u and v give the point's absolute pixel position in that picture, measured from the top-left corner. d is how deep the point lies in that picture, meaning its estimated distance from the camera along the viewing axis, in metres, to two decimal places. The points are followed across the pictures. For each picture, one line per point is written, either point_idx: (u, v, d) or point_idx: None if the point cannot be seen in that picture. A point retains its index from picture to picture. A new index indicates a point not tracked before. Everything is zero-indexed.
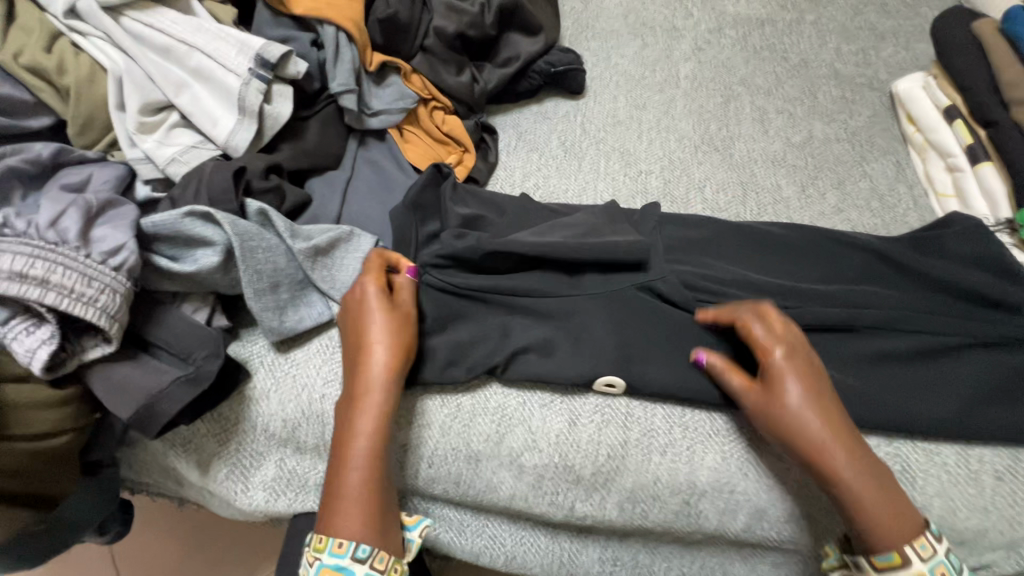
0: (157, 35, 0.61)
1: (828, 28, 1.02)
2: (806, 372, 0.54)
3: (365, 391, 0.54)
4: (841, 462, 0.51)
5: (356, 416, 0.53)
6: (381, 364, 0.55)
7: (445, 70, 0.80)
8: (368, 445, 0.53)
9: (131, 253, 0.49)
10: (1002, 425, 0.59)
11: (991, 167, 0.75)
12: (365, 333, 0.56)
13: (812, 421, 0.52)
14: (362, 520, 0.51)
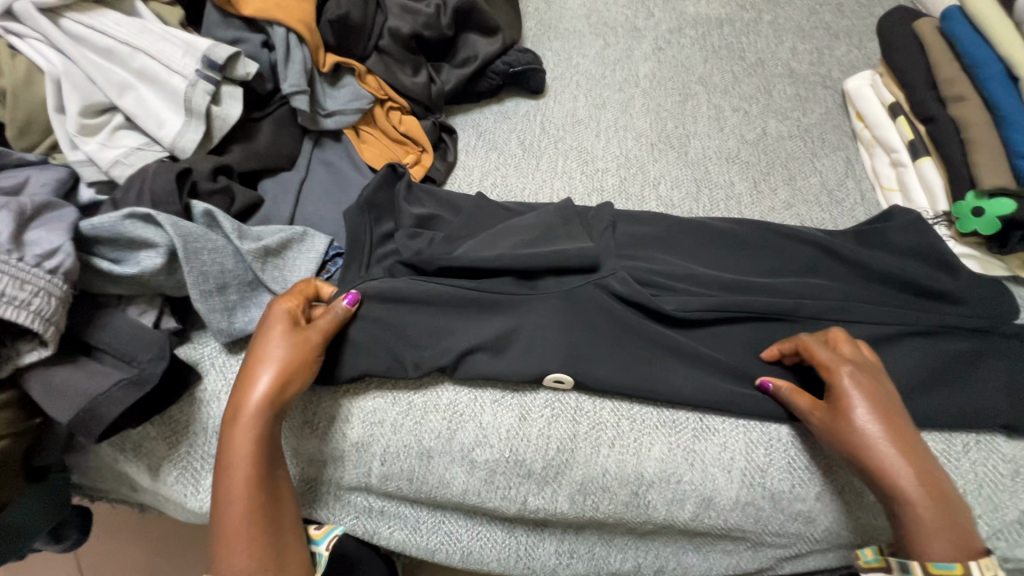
0: (98, 37, 0.60)
1: (784, 27, 1.04)
2: (876, 389, 0.54)
3: (243, 415, 0.52)
4: (908, 482, 0.50)
5: (234, 442, 0.51)
6: (263, 386, 0.52)
7: (401, 70, 0.80)
8: (248, 472, 0.51)
9: (67, 256, 0.49)
10: (939, 411, 0.61)
11: (930, 162, 0.77)
12: (253, 354, 0.54)
13: (883, 435, 0.52)
14: (248, 551, 0.49)
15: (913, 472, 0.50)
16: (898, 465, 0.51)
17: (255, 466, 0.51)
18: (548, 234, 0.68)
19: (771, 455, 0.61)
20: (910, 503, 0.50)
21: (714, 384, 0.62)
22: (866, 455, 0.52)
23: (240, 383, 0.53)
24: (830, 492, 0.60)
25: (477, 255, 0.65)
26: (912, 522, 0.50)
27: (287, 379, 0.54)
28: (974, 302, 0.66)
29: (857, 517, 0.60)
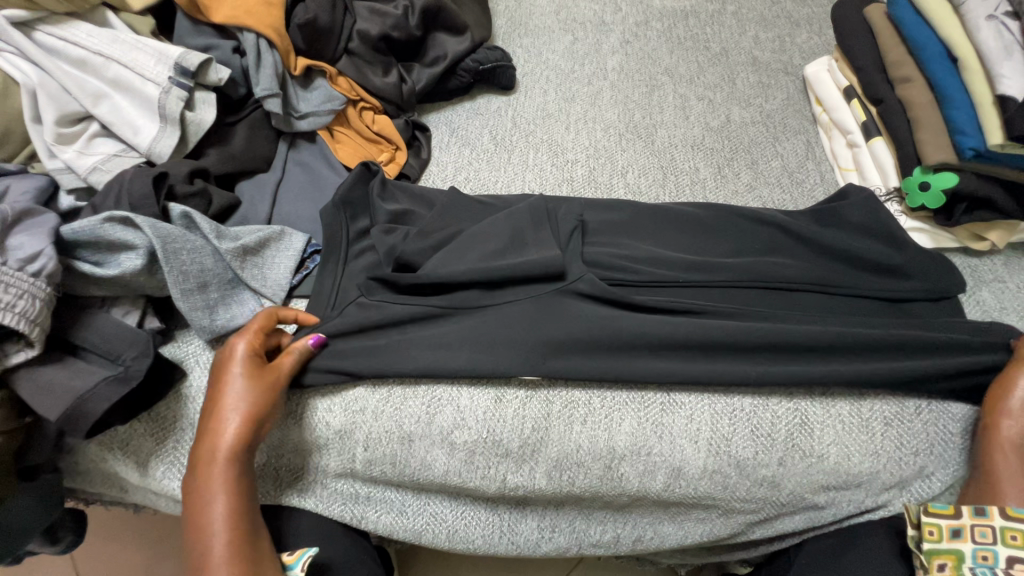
0: (71, 48, 0.62)
1: (747, 17, 1.07)
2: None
3: (213, 458, 0.55)
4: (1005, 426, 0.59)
5: (206, 484, 0.54)
6: (232, 428, 0.55)
7: (371, 71, 0.83)
8: (228, 508, 0.54)
9: (49, 259, 0.51)
10: (900, 376, 0.63)
11: (882, 141, 0.80)
12: (216, 397, 0.57)
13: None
14: None
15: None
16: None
17: (229, 506, 0.54)
18: (516, 241, 0.70)
19: (735, 424, 0.64)
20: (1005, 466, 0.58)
21: (680, 361, 0.65)
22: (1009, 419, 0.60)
23: (211, 426, 0.56)
24: (791, 456, 0.63)
25: (445, 270, 0.67)
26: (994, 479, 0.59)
27: (254, 419, 0.56)
28: (922, 276, 0.70)
29: (818, 479, 0.63)
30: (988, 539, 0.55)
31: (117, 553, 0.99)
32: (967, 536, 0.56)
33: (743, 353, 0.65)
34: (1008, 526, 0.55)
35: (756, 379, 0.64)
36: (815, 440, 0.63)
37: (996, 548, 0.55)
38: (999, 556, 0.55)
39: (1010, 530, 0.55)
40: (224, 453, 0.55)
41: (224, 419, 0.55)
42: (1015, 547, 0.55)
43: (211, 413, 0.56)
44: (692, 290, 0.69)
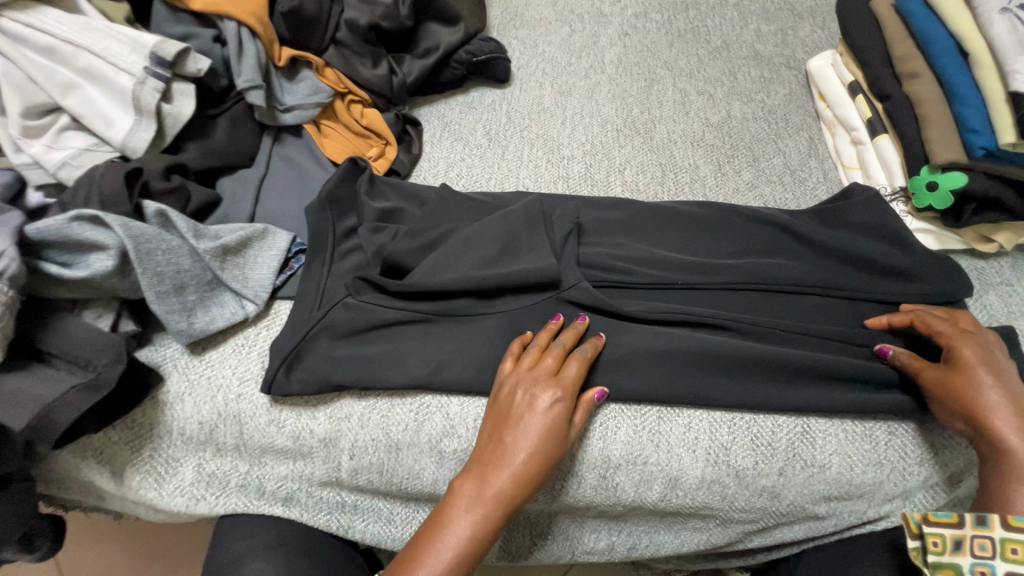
0: (38, 35, 0.59)
1: (749, 10, 1.04)
2: (984, 342, 0.58)
3: (504, 495, 0.52)
4: (1000, 434, 0.52)
5: (460, 519, 0.51)
6: (525, 441, 0.54)
7: (360, 62, 0.79)
8: (468, 529, 0.51)
9: (11, 260, 0.48)
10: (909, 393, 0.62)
11: (888, 138, 0.78)
12: (507, 433, 0.54)
13: (992, 385, 0.54)
14: None
15: (1012, 425, 0.52)
16: (1005, 411, 0.52)
17: (459, 555, 0.50)
18: (510, 247, 0.67)
19: (734, 433, 0.62)
20: (1015, 452, 0.51)
21: (678, 366, 0.63)
22: (970, 405, 0.54)
23: (510, 435, 0.54)
24: (792, 466, 0.61)
25: (436, 279, 0.64)
26: (1019, 471, 0.50)
27: (544, 465, 0.54)
28: (931, 281, 0.67)
29: (819, 490, 0.61)
30: (987, 552, 0.48)
31: (103, 555, 0.97)
32: (966, 550, 0.49)
33: (744, 363, 0.63)
34: (1009, 538, 0.48)
35: (755, 391, 0.62)
36: (817, 450, 0.61)
37: (995, 563, 0.48)
38: (997, 573, 0.48)
39: (1012, 542, 0.48)
40: (503, 496, 0.52)
41: (509, 434, 0.54)
42: (1016, 561, 0.47)
43: (511, 422, 0.55)
44: (689, 293, 0.67)
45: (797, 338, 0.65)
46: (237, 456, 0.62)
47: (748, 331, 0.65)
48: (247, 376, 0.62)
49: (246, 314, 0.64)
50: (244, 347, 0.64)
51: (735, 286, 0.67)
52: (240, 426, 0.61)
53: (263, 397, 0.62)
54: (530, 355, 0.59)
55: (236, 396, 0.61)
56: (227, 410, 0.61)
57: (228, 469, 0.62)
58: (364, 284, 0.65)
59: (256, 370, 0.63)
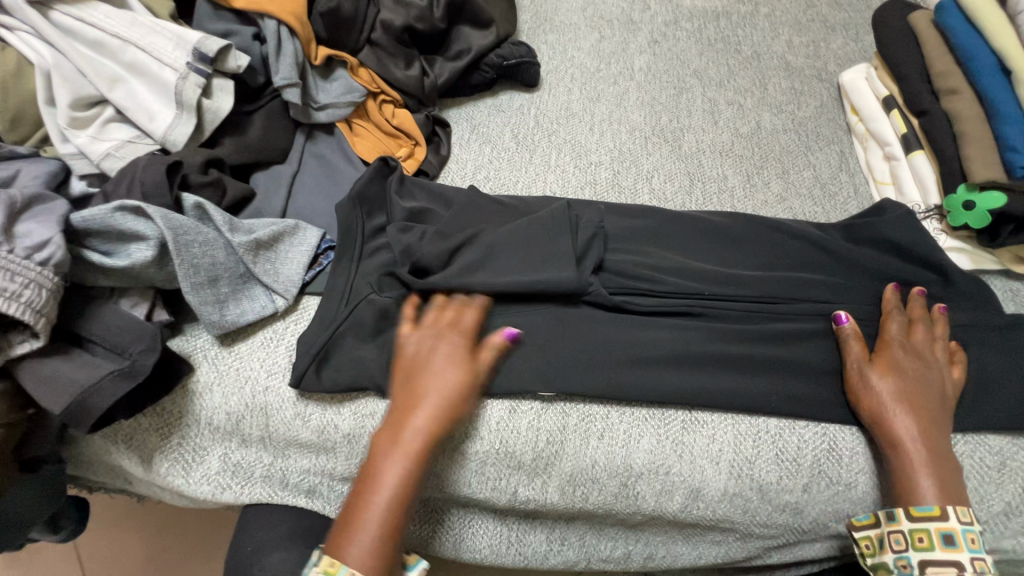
0: (87, 29, 0.60)
1: (781, 20, 1.03)
2: (919, 354, 0.60)
3: (399, 438, 0.53)
4: (909, 431, 0.56)
5: (390, 460, 0.52)
6: (432, 390, 0.55)
7: (393, 63, 0.80)
8: (407, 470, 0.52)
9: (57, 248, 0.50)
10: None
11: (923, 155, 0.77)
12: (416, 385, 0.56)
13: (895, 397, 0.58)
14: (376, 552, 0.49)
15: (920, 426, 0.56)
16: (909, 407, 0.57)
17: (402, 489, 0.52)
18: (535, 254, 0.67)
19: (759, 447, 0.61)
20: (905, 458, 0.55)
21: (703, 377, 0.63)
22: (869, 400, 0.59)
23: (415, 384, 0.56)
24: (817, 483, 0.60)
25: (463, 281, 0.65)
26: (907, 474, 0.55)
27: (457, 404, 0.56)
28: (960, 303, 0.66)
29: (842, 508, 0.60)
30: (900, 545, 0.53)
31: (122, 538, 0.98)
32: (886, 546, 0.54)
33: (765, 377, 0.63)
34: (917, 528, 0.53)
35: (777, 402, 0.62)
36: (843, 467, 0.60)
37: (910, 554, 0.52)
38: (913, 565, 0.52)
39: (918, 532, 0.52)
40: (418, 436, 0.53)
41: (419, 382, 0.56)
42: (926, 550, 0.52)
43: (416, 372, 0.57)
44: (714, 303, 0.66)
45: (818, 356, 0.64)
46: (262, 447, 0.63)
47: (772, 345, 0.65)
48: (275, 369, 0.63)
49: (276, 309, 0.65)
50: (273, 341, 0.65)
51: (750, 309, 0.66)
52: (266, 419, 0.62)
53: (290, 391, 0.63)
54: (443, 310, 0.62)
55: (264, 389, 0.62)
56: (254, 402, 0.62)
57: (253, 460, 0.63)
58: (391, 283, 0.66)
59: (283, 363, 0.64)
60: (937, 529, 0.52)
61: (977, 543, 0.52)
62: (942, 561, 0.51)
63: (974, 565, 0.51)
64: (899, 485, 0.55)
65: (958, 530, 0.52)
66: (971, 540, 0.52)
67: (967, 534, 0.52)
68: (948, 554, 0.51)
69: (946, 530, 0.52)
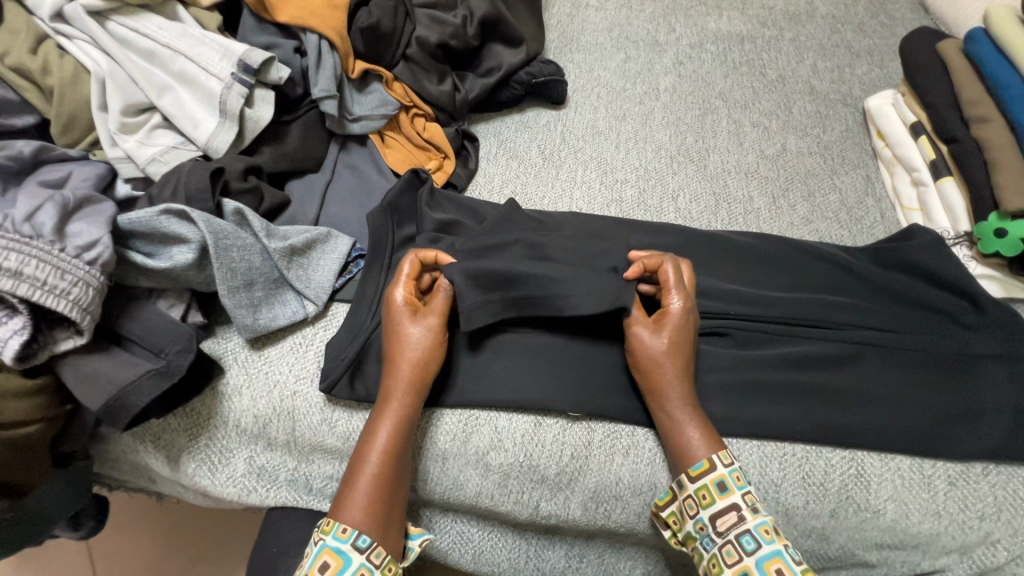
0: (141, 40, 0.63)
1: (806, 45, 1.05)
2: (692, 317, 0.60)
3: (386, 402, 0.57)
4: (672, 395, 0.58)
5: (379, 425, 0.56)
6: (405, 355, 0.58)
7: (426, 78, 0.82)
8: (389, 431, 0.56)
9: (105, 247, 0.51)
10: (969, 446, 0.61)
11: (952, 181, 0.77)
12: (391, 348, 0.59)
13: (670, 356, 0.58)
14: (367, 509, 0.52)
15: (677, 388, 0.58)
16: (677, 370, 0.58)
17: (391, 451, 0.55)
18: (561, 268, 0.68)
19: (786, 469, 0.60)
20: (676, 422, 0.58)
21: (730, 398, 0.63)
22: (654, 367, 0.59)
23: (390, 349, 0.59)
24: (845, 509, 0.59)
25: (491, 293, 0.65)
26: (674, 433, 0.57)
27: (427, 364, 0.59)
28: (993, 331, 0.65)
29: (871, 536, 0.59)
30: (692, 509, 0.55)
31: (142, 544, 0.98)
32: (686, 516, 0.56)
33: (792, 400, 0.63)
34: (699, 487, 0.55)
35: (805, 424, 0.62)
36: (871, 494, 0.59)
37: (702, 514, 0.54)
38: (708, 524, 0.54)
39: (701, 490, 0.55)
40: (402, 398, 0.57)
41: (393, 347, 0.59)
42: (709, 505, 0.54)
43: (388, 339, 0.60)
44: (743, 323, 0.66)
45: (846, 381, 0.64)
46: (287, 451, 0.64)
47: (799, 368, 0.65)
48: (304, 374, 0.64)
49: (306, 314, 0.66)
50: (302, 346, 0.66)
51: (775, 332, 0.66)
52: (293, 423, 0.62)
53: (318, 396, 0.63)
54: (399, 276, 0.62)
55: (292, 393, 0.63)
56: (282, 406, 0.63)
57: (277, 463, 0.64)
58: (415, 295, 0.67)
59: (312, 369, 0.64)
60: (711, 481, 0.54)
61: (743, 479, 0.55)
62: (726, 510, 0.53)
63: (747, 500, 0.54)
64: (674, 452, 0.57)
65: (727, 474, 0.55)
66: (739, 479, 0.55)
67: (734, 474, 0.55)
68: (727, 501, 0.54)
69: (717, 480, 0.54)
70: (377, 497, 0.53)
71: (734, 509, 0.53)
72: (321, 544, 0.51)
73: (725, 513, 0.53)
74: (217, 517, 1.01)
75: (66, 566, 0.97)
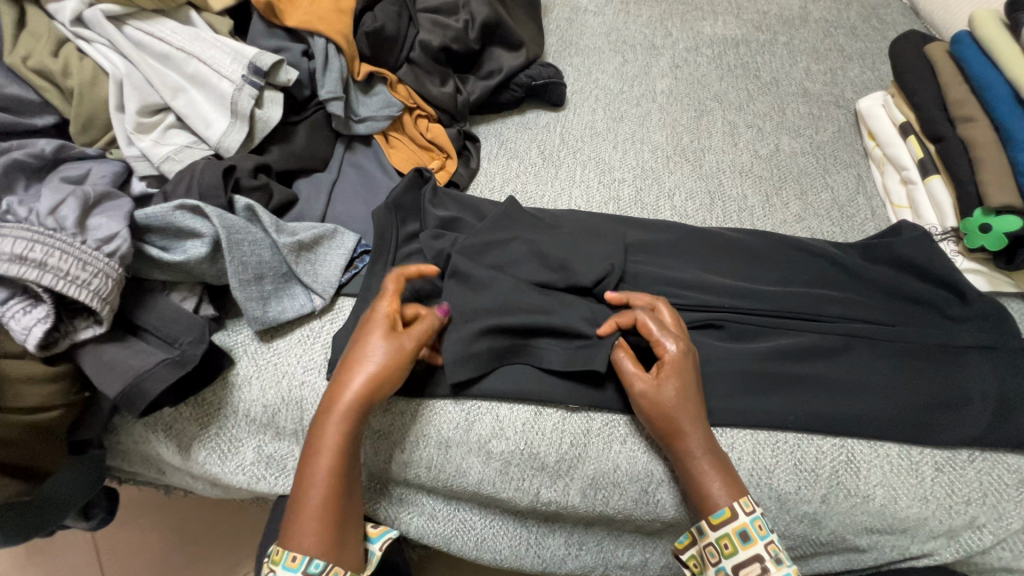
0: (157, 43, 0.65)
1: (799, 49, 1.07)
2: (690, 354, 0.61)
3: (328, 428, 0.54)
4: (693, 443, 0.58)
5: (325, 450, 0.54)
6: (356, 380, 0.55)
7: (429, 80, 0.84)
8: (333, 459, 0.53)
9: (124, 241, 0.53)
10: (956, 433, 0.63)
11: (939, 179, 0.79)
12: (346, 368, 0.56)
13: (681, 403, 0.58)
14: (316, 536, 0.52)
15: (696, 434, 0.58)
16: (692, 418, 0.58)
17: (334, 479, 0.53)
18: (560, 263, 0.70)
19: (777, 456, 0.62)
20: (696, 463, 0.57)
21: (724, 388, 0.65)
22: (669, 423, 0.58)
23: (344, 371, 0.56)
24: (835, 494, 0.61)
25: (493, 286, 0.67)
26: (695, 473, 0.57)
27: (379, 386, 0.55)
28: (977, 323, 0.68)
29: (860, 521, 0.61)
30: (714, 557, 0.56)
31: (147, 537, 1.00)
32: (707, 561, 0.56)
33: (785, 390, 0.65)
34: (721, 535, 0.55)
35: (796, 413, 0.64)
36: (861, 479, 0.61)
37: (725, 564, 0.55)
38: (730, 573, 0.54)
39: (723, 539, 0.55)
40: (348, 421, 0.54)
41: (348, 369, 0.56)
42: (732, 555, 0.54)
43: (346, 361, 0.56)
44: (737, 316, 0.69)
45: (836, 371, 0.66)
46: (294, 440, 0.66)
47: (790, 360, 0.67)
48: (311, 365, 0.66)
49: (313, 308, 0.68)
50: (309, 338, 0.68)
51: (767, 324, 0.68)
52: (300, 412, 0.64)
53: (325, 386, 0.65)
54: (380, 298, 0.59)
55: (300, 383, 0.65)
56: (290, 395, 0.64)
57: (285, 452, 0.66)
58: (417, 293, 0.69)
59: (319, 360, 0.66)
60: (733, 530, 0.55)
61: (767, 529, 0.55)
62: (749, 560, 0.54)
63: (770, 549, 0.54)
64: (695, 491, 0.57)
65: (749, 523, 0.55)
66: (762, 527, 0.55)
67: (757, 523, 0.55)
68: (751, 552, 0.54)
69: (740, 529, 0.55)
70: (326, 526, 0.52)
71: (757, 561, 0.53)
72: (272, 574, 0.51)
73: (748, 564, 0.54)
74: (223, 510, 1.03)
75: (72, 560, 0.98)
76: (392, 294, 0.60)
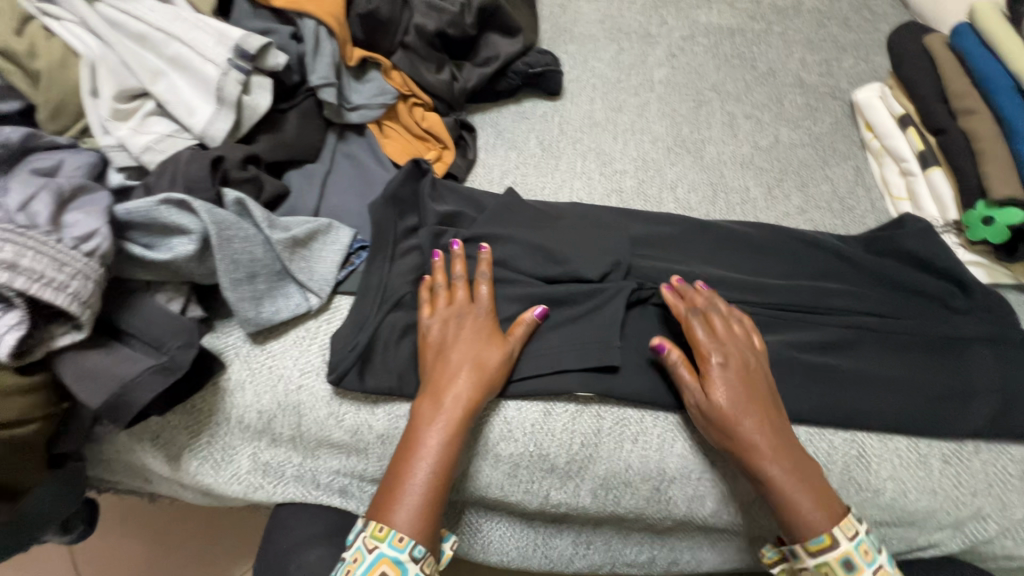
0: (133, 23, 0.61)
1: (794, 39, 1.06)
2: (722, 332, 0.60)
3: (441, 410, 0.55)
4: (750, 427, 0.55)
5: (432, 432, 0.54)
6: (466, 372, 0.57)
7: (425, 67, 0.80)
8: (440, 438, 0.54)
9: (104, 239, 0.49)
10: (963, 425, 0.63)
11: (940, 171, 0.80)
12: (447, 355, 0.58)
13: (727, 382, 0.57)
14: (420, 518, 0.51)
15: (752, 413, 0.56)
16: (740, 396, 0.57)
17: (441, 459, 0.54)
18: (567, 258, 0.68)
19: None
20: (751, 437, 0.55)
21: None
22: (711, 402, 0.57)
23: (449, 362, 0.57)
24: (846, 489, 0.61)
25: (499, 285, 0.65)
26: (755, 453, 0.55)
27: (489, 379, 0.57)
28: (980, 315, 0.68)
29: (871, 513, 0.61)
30: None
31: (127, 547, 0.96)
32: None
33: (799, 386, 0.64)
34: None
35: (810, 408, 0.63)
36: (871, 473, 0.61)
37: None
38: None
39: None
40: (458, 404, 0.55)
41: (459, 360, 0.57)
42: None
43: (451, 349, 0.58)
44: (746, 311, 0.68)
45: (848, 366, 0.65)
46: (293, 447, 0.62)
47: (801, 355, 0.66)
48: (309, 368, 0.62)
49: (310, 307, 0.64)
50: (306, 340, 0.64)
51: (776, 315, 0.68)
52: (299, 417, 0.61)
53: (324, 389, 0.62)
54: (458, 291, 0.62)
55: (297, 387, 0.61)
56: (287, 400, 0.61)
57: (283, 459, 0.63)
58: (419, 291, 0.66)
59: (317, 363, 0.63)
60: None
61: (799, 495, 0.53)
62: None
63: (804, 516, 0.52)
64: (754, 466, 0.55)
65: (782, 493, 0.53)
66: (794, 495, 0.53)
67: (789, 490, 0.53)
68: None
69: None
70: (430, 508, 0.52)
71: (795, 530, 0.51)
72: (377, 552, 0.50)
73: None
74: (207, 518, 0.99)
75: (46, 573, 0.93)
76: (485, 299, 0.61)
